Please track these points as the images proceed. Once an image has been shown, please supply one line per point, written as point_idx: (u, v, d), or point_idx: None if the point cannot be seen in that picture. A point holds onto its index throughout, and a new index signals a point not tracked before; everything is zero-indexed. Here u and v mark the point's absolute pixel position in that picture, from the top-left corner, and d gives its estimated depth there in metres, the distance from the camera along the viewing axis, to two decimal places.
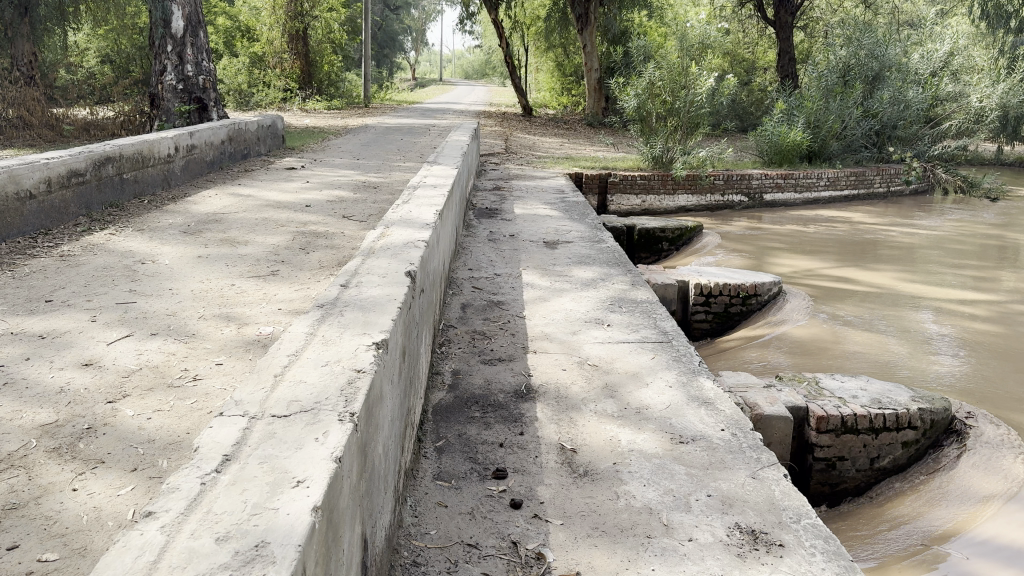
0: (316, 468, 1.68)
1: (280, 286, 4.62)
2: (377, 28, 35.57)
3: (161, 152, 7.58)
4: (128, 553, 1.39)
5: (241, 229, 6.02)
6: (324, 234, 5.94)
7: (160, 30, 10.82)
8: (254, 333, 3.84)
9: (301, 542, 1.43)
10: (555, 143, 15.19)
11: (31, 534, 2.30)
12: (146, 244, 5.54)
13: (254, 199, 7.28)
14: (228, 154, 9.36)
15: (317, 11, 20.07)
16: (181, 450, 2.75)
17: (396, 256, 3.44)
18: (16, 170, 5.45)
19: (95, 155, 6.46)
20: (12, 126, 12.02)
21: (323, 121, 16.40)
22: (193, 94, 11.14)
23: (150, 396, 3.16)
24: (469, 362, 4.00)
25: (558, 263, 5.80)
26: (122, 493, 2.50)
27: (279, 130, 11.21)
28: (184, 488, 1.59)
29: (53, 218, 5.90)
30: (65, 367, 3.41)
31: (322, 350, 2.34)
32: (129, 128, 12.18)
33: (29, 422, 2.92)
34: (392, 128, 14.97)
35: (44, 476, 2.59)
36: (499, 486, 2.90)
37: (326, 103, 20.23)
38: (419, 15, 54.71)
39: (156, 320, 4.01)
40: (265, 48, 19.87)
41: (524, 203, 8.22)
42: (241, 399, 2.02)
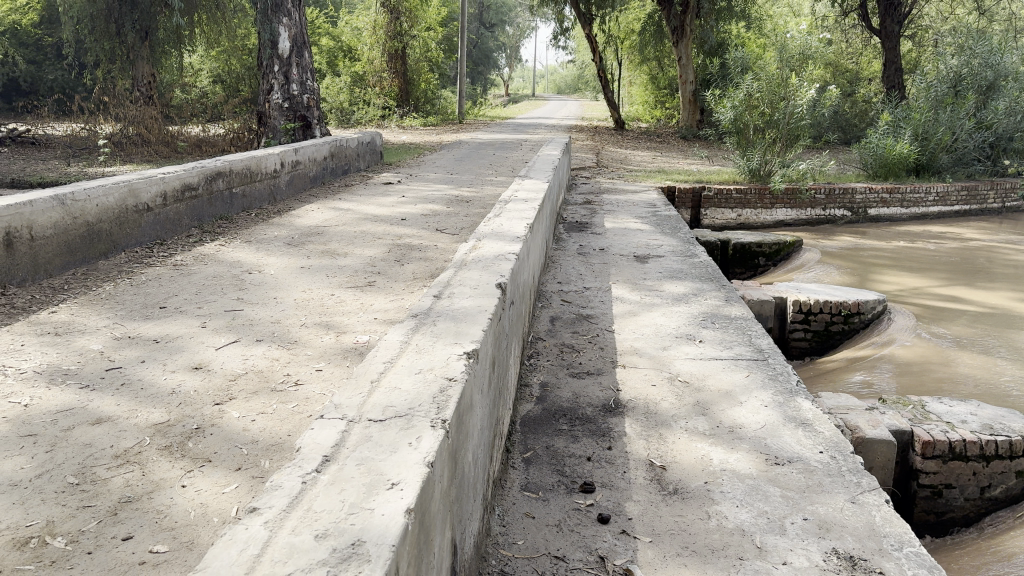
0: (409, 472, 1.72)
1: (376, 296, 4.76)
2: (472, 46, 36.17)
3: (268, 168, 7.92)
4: (234, 546, 1.47)
5: (341, 241, 6.23)
6: (418, 246, 6.08)
7: (268, 51, 11.34)
8: (351, 341, 3.97)
9: (395, 543, 1.48)
10: (648, 156, 15.06)
11: (144, 526, 2.44)
12: (253, 254, 5.80)
13: (353, 212, 7.51)
14: (330, 169, 9.69)
15: (416, 31, 20.57)
16: (283, 451, 2.87)
17: (488, 268, 3.50)
18: (135, 184, 5.82)
19: (207, 170, 6.82)
20: (133, 142, 12.87)
21: (420, 137, 16.77)
22: (298, 112, 11.62)
23: (255, 399, 3.30)
24: (557, 375, 4.01)
25: (648, 278, 5.75)
26: (227, 491, 2.63)
27: (377, 146, 11.54)
28: (286, 486, 1.67)
29: (169, 229, 6.26)
30: (176, 369, 3.61)
31: (415, 358, 2.41)
32: (238, 144, 12.80)
33: (143, 420, 3.11)
34: (486, 144, 15.20)
35: (156, 472, 2.74)
36: (587, 499, 2.90)
37: (422, 120, 20.74)
38: (513, 32, 55.24)
39: (261, 326, 4.19)
40: (366, 67, 20.53)
41: (615, 217, 8.18)
42: (340, 402, 2.10)
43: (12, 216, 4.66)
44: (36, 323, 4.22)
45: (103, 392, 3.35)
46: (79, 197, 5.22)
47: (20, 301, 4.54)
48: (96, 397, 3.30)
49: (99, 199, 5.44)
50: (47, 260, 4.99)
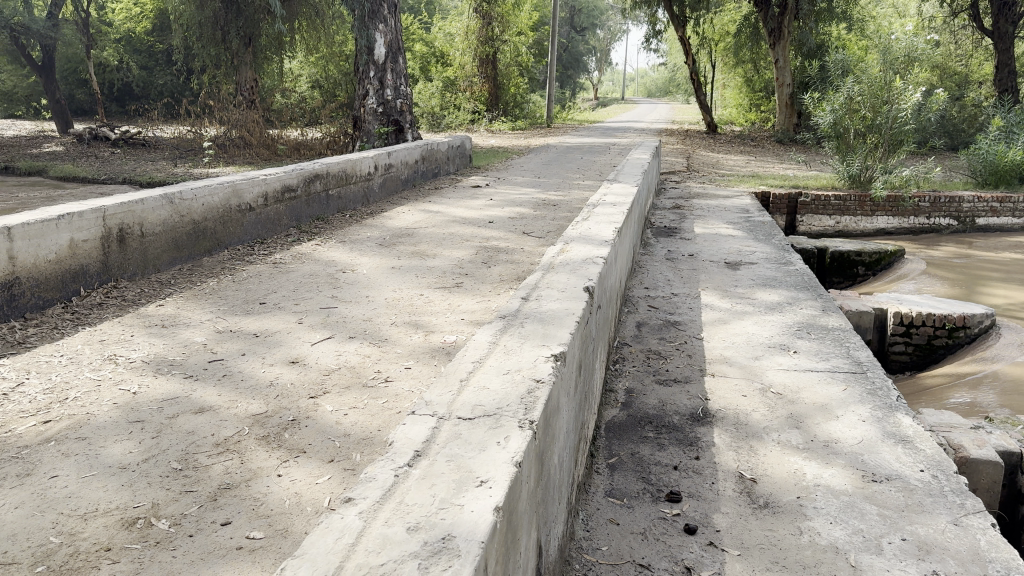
0: (498, 470, 1.74)
1: (464, 297, 4.82)
2: (562, 50, 36.18)
3: (362, 170, 8.14)
4: (331, 534, 1.51)
5: (430, 243, 6.33)
6: (505, 248, 6.12)
7: (365, 57, 11.65)
8: (439, 341, 4.04)
9: (484, 540, 1.49)
10: (741, 161, 14.72)
11: (242, 512, 2.53)
12: (347, 254, 5.96)
13: (443, 215, 7.64)
14: (420, 172, 9.87)
15: (507, 36, 20.53)
16: (373, 446, 2.94)
17: (576, 271, 3.49)
18: (238, 185, 6.08)
19: (306, 172, 7.05)
20: (236, 145, 13.48)
21: (508, 141, 16.87)
22: (391, 117, 11.89)
23: (347, 394, 3.40)
24: (643, 381, 3.97)
25: (740, 285, 5.62)
26: (321, 482, 2.71)
27: (467, 150, 11.68)
28: (379, 478, 1.71)
29: (268, 229, 6.50)
30: (274, 363, 3.75)
31: (503, 358, 2.42)
32: (334, 147, 13.11)
33: (243, 411, 3.24)
34: (574, 147, 15.20)
35: (253, 461, 2.85)
36: (673, 508, 2.85)
37: (511, 125, 20.89)
38: (605, 36, 54.90)
39: (354, 324, 4.31)
40: (458, 72, 20.85)
41: (706, 223, 8.02)
42: (431, 399, 2.14)
43: (125, 213, 4.93)
44: (145, 316, 4.44)
45: (206, 382, 3.50)
46: (186, 197, 5.48)
47: (130, 294, 4.80)
48: (200, 387, 3.46)
49: (205, 199, 5.70)
50: (156, 256, 5.26)
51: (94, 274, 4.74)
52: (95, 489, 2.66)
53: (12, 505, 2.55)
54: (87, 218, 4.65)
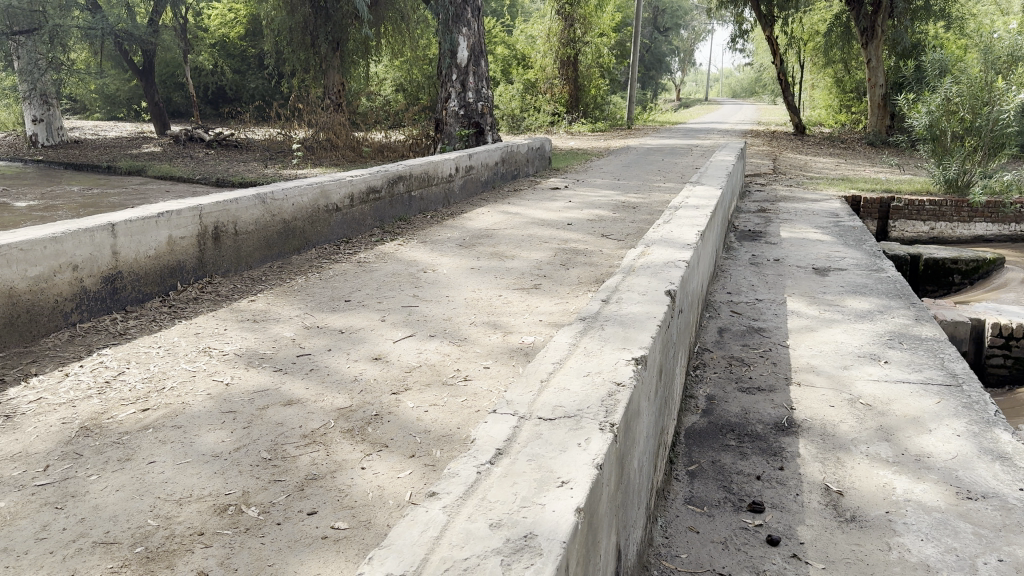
0: (579, 471, 1.74)
1: (542, 298, 4.84)
2: (644, 50, 35.76)
3: (444, 172, 8.26)
4: (417, 526, 1.56)
5: (509, 245, 6.38)
6: (584, 250, 6.12)
7: (448, 60, 11.82)
8: (517, 341, 4.07)
9: (566, 539, 1.50)
10: (830, 163, 14.27)
11: (327, 503, 2.61)
12: (428, 255, 6.06)
13: (522, 216, 7.68)
14: (500, 174, 9.95)
15: (589, 37, 20.40)
16: (454, 443, 2.99)
17: (657, 274, 3.47)
18: (326, 186, 6.26)
19: (390, 174, 7.21)
20: (323, 147, 13.85)
21: (589, 143, 16.80)
22: (473, 119, 12.00)
23: (427, 391, 3.46)
24: (725, 388, 3.90)
25: (828, 292, 5.47)
26: (402, 476, 2.77)
27: (546, 152, 11.71)
28: (462, 474, 1.75)
29: (354, 228, 6.67)
30: (358, 359, 3.85)
31: (584, 360, 2.43)
32: (416, 150, 13.35)
33: (329, 404, 3.34)
34: (656, 148, 15.07)
35: (338, 453, 2.94)
36: (755, 519, 2.80)
37: (591, 127, 20.80)
38: (689, 35, 54.07)
39: (434, 323, 4.38)
40: (538, 74, 20.99)
41: (792, 227, 7.83)
42: (512, 399, 2.17)
43: (220, 212, 5.14)
44: (238, 310, 4.63)
45: (294, 376, 3.63)
46: (278, 197, 5.68)
47: (223, 290, 5.00)
48: (288, 380, 3.58)
49: (295, 199, 5.89)
50: (248, 253, 5.47)
51: (189, 270, 4.96)
52: (190, 475, 2.79)
53: (114, 487, 2.70)
54: (185, 215, 4.86)
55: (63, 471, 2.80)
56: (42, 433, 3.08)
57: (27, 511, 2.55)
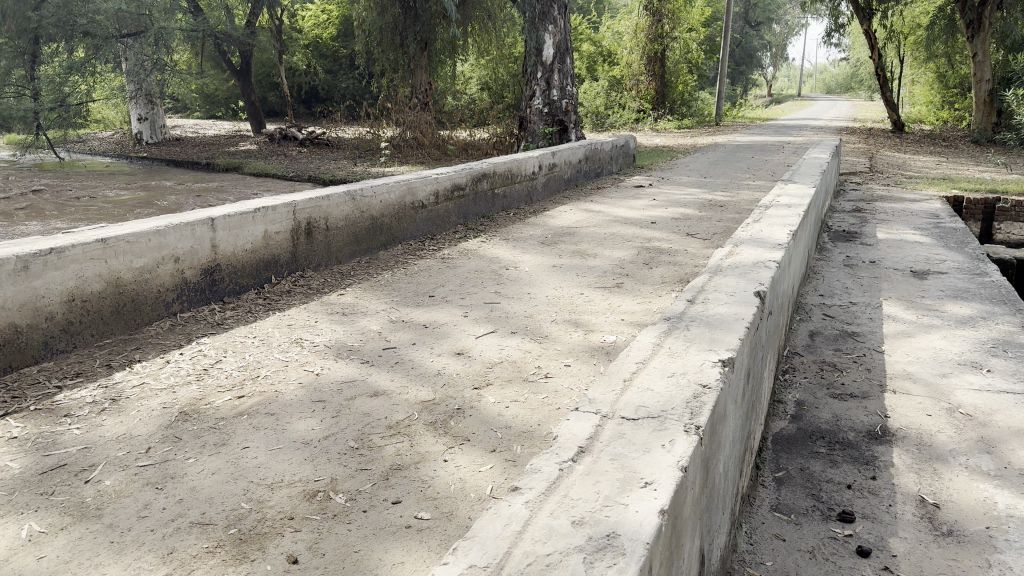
0: (662, 473, 1.74)
1: (625, 298, 4.81)
2: (735, 45, 35.02)
3: (527, 170, 8.29)
4: (500, 520, 1.59)
5: (592, 242, 6.36)
6: (668, 250, 6.05)
7: (534, 58, 11.85)
8: (599, 340, 4.06)
9: (650, 541, 1.49)
10: (930, 162, 13.65)
11: (411, 493, 2.67)
12: (510, 252, 6.10)
13: (605, 215, 7.63)
14: (584, 172, 9.92)
15: (678, 32, 20.11)
16: (535, 439, 3.01)
17: (745, 275, 3.40)
18: (413, 183, 6.37)
19: (474, 171, 7.28)
20: (410, 145, 14.09)
21: (675, 140, 16.57)
22: (556, 117, 12.01)
23: (509, 387, 3.49)
24: (815, 394, 3.78)
25: (927, 296, 5.24)
26: (484, 470, 2.80)
27: (632, 149, 11.59)
28: (545, 471, 1.77)
29: (438, 225, 6.77)
30: (442, 353, 3.91)
31: (669, 361, 2.41)
32: (501, 147, 13.47)
33: (413, 397, 3.41)
34: (745, 146, 14.73)
35: (422, 445, 2.99)
36: (845, 529, 2.72)
37: (678, 124, 20.46)
38: (782, 30, 52.60)
39: (516, 320, 4.41)
40: (625, 71, 20.79)
41: (889, 227, 7.53)
42: (594, 397, 2.17)
43: (312, 208, 5.30)
44: (327, 303, 4.77)
45: (380, 368, 3.72)
46: (367, 194, 5.82)
47: (314, 284, 5.17)
48: (374, 372, 3.67)
49: (383, 196, 6.02)
50: (338, 249, 5.63)
51: (284, 264, 5.14)
52: (281, 461, 2.90)
53: (210, 471, 2.83)
54: (280, 211, 5.03)
55: (164, 453, 2.95)
56: (146, 416, 3.26)
57: (131, 490, 2.70)
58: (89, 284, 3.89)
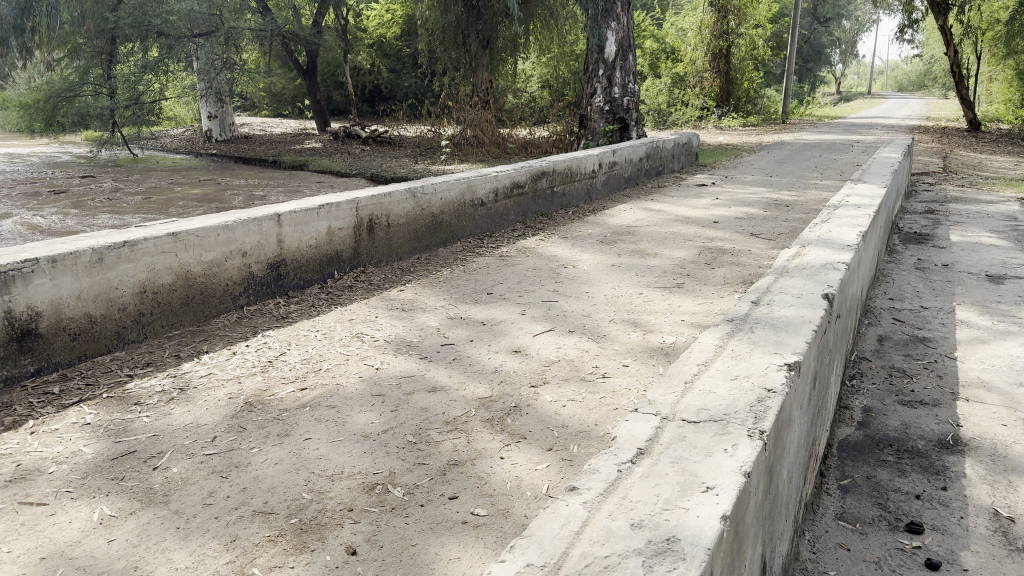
0: (725, 477, 1.70)
1: (685, 298, 4.74)
2: (802, 42, 34.26)
3: (587, 168, 8.24)
4: (557, 520, 1.58)
5: (652, 242, 6.29)
6: (731, 250, 5.94)
7: (596, 55, 11.80)
8: (658, 341, 4.00)
9: (711, 546, 1.46)
10: (1008, 162, 13.12)
11: (468, 489, 2.68)
12: (568, 250, 6.07)
13: (666, 213, 7.54)
14: (645, 170, 9.82)
15: (744, 29, 19.73)
16: (592, 439, 2.98)
17: (813, 276, 3.31)
18: (473, 181, 6.39)
19: (534, 169, 7.28)
20: (470, 143, 14.16)
21: (739, 138, 16.29)
22: (617, 114, 11.92)
23: (566, 386, 3.47)
24: (884, 400, 3.67)
25: (1004, 301, 5.03)
26: (540, 468, 2.79)
27: (694, 147, 11.44)
28: (603, 471, 1.75)
29: (497, 223, 6.79)
30: (499, 350, 3.92)
31: (732, 363, 2.36)
32: (560, 146, 13.48)
33: (471, 393, 3.42)
34: (811, 144, 14.41)
35: (479, 441, 3.00)
36: (913, 540, 2.62)
37: (742, 121, 20.09)
38: (851, 26, 51.20)
39: (574, 318, 4.39)
40: (688, 68, 20.48)
41: (963, 229, 7.26)
42: (654, 399, 2.14)
43: (374, 205, 5.37)
44: (387, 299, 4.83)
45: (438, 364, 3.74)
46: (428, 191, 5.87)
47: (375, 279, 5.23)
48: (432, 368, 3.70)
49: (443, 193, 6.06)
50: (399, 245, 5.69)
51: (346, 259, 5.22)
52: (341, 453, 2.94)
53: (273, 461, 2.89)
54: (343, 208, 5.11)
55: (229, 443, 3.03)
56: (212, 406, 3.34)
57: (197, 478, 2.77)
58: (160, 276, 4.00)
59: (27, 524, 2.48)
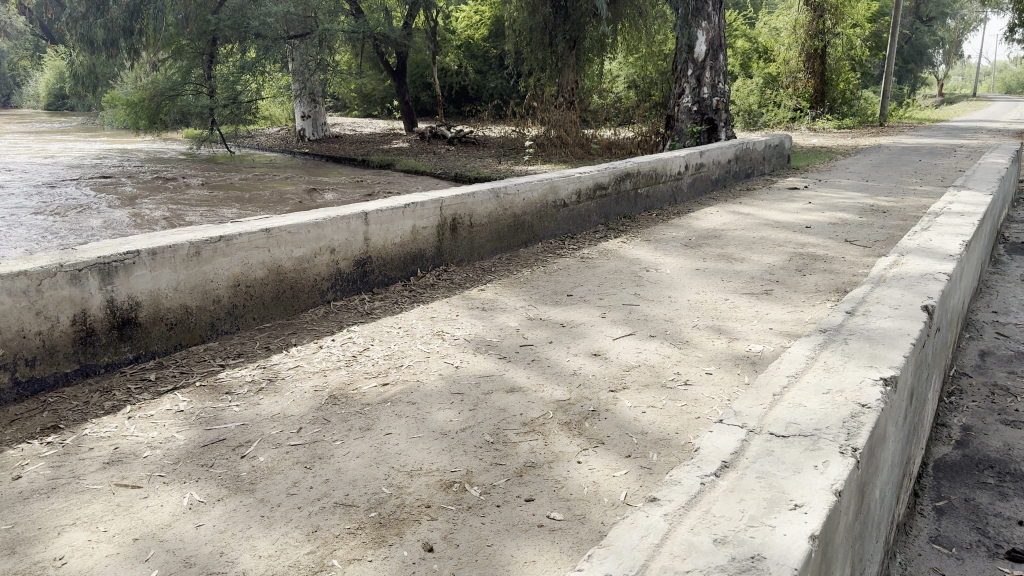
0: (814, 496, 1.62)
1: (773, 305, 4.59)
2: (903, 42, 32.82)
3: (673, 169, 8.10)
4: (636, 531, 1.54)
5: (739, 246, 6.13)
6: (823, 256, 5.73)
7: (685, 55, 11.61)
8: (744, 349, 3.89)
9: (799, 567, 1.40)
10: None
11: (544, 492, 2.66)
12: (651, 253, 5.98)
13: (754, 217, 7.34)
14: (733, 173, 9.59)
15: (840, 28, 19.08)
16: (672, 448, 2.92)
17: (911, 287, 3.15)
18: (556, 181, 6.37)
19: (618, 171, 7.20)
20: (553, 144, 14.12)
21: (833, 141, 15.74)
22: (706, 115, 11.68)
23: (646, 392, 3.41)
24: (985, 419, 3.46)
25: None
26: (618, 475, 2.74)
27: (785, 149, 11.10)
28: (685, 483, 1.70)
29: (579, 224, 6.75)
30: (579, 353, 3.88)
31: (823, 376, 2.26)
32: (645, 147, 13.34)
33: (549, 395, 3.40)
34: (911, 149, 13.78)
35: (556, 444, 2.97)
36: (1015, 570, 2.46)
37: (837, 123, 19.39)
38: (957, 25, 48.68)
39: (656, 323, 4.32)
40: (781, 68, 19.91)
41: None
42: (740, 410, 2.06)
43: (458, 205, 5.41)
44: (468, 298, 4.85)
45: (517, 364, 3.74)
46: (510, 191, 5.87)
47: (457, 278, 5.27)
48: (511, 368, 3.69)
49: (525, 193, 6.06)
50: (481, 245, 5.72)
51: (429, 258, 5.27)
52: (420, 449, 2.96)
53: (355, 454, 2.93)
54: (427, 207, 5.16)
55: (314, 434, 3.09)
56: (298, 397, 3.42)
57: (282, 467, 2.84)
58: (253, 271, 4.13)
59: (123, 505, 2.59)
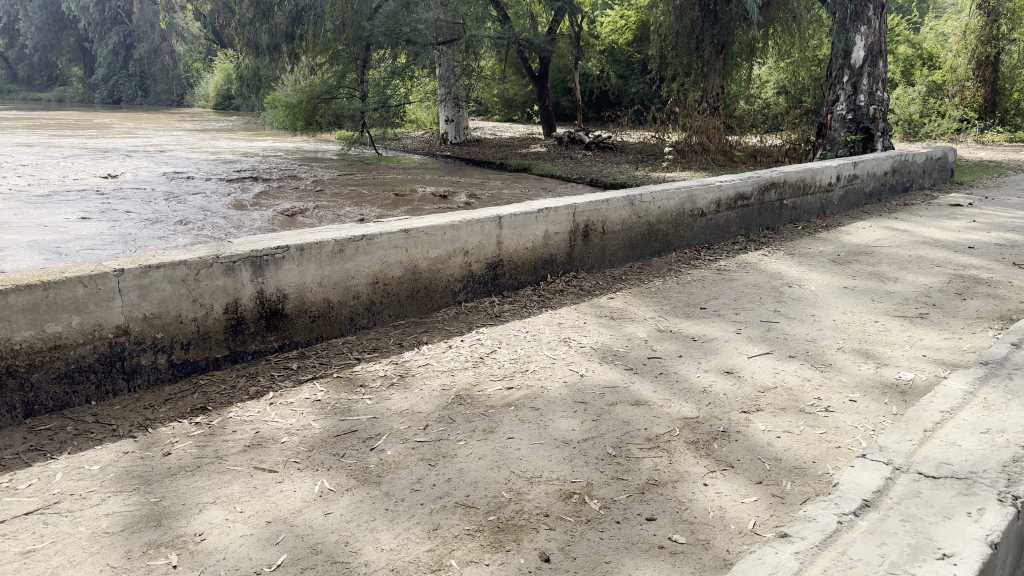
0: (966, 545, 1.48)
1: (928, 330, 4.28)
2: None
3: (823, 181, 7.72)
4: (764, 567, 1.47)
5: (892, 265, 5.75)
6: (987, 280, 5.28)
7: (841, 61, 11.07)
8: (893, 376, 3.64)
9: None
10: None
11: (666, 512, 2.58)
12: (794, 268, 5.72)
13: (911, 234, 6.88)
14: (889, 186, 9.02)
15: (1017, 34, 17.64)
16: (807, 477, 2.76)
17: None
18: (694, 190, 6.21)
19: (761, 181, 6.93)
20: (694, 150, 13.80)
21: (1003, 155, 14.52)
22: (861, 124, 11.04)
23: (782, 416, 3.25)
24: None
25: None
26: (746, 501, 2.63)
27: (950, 163, 10.33)
28: (821, 520, 1.61)
29: (716, 235, 6.55)
30: (709, 369, 3.75)
31: (983, 414, 2.06)
32: (793, 155, 12.82)
33: (676, 411, 3.30)
34: None
35: (681, 464, 2.88)
36: None
37: (1010, 135, 17.76)
38: None
39: (796, 342, 4.11)
40: (948, 75, 18.61)
41: None
42: (886, 446, 1.93)
43: (592, 212, 5.38)
44: (597, 306, 4.80)
45: (644, 377, 3.66)
46: (646, 199, 5.78)
47: (587, 285, 5.23)
48: (638, 381, 3.62)
49: (661, 202, 5.94)
50: (613, 252, 5.66)
51: (560, 264, 5.27)
52: (542, 457, 2.95)
53: (477, 456, 2.96)
54: (561, 212, 5.16)
55: (439, 432, 3.15)
56: (426, 395, 3.50)
57: (408, 462, 2.91)
58: (391, 269, 4.26)
59: (259, 488, 2.73)
